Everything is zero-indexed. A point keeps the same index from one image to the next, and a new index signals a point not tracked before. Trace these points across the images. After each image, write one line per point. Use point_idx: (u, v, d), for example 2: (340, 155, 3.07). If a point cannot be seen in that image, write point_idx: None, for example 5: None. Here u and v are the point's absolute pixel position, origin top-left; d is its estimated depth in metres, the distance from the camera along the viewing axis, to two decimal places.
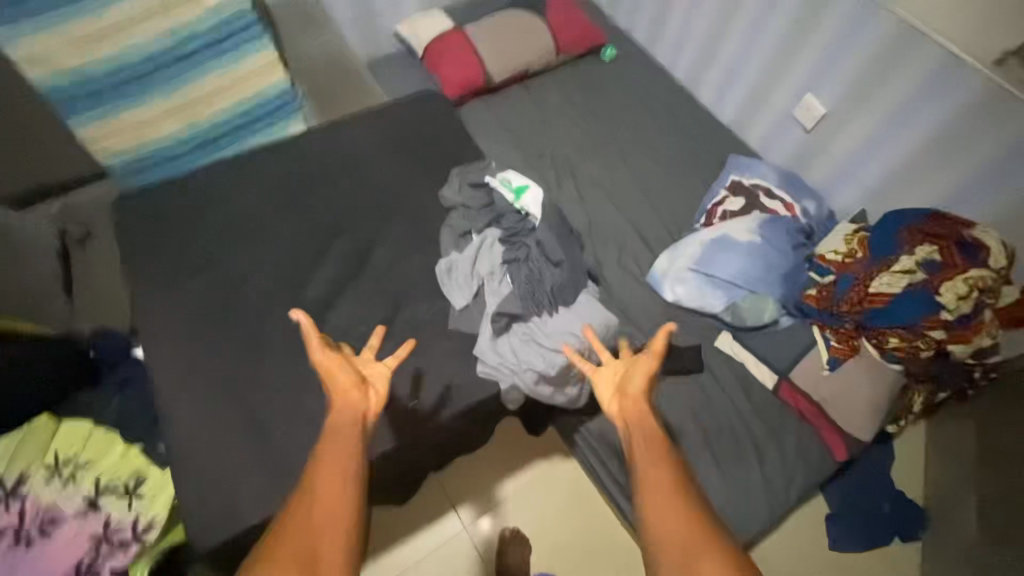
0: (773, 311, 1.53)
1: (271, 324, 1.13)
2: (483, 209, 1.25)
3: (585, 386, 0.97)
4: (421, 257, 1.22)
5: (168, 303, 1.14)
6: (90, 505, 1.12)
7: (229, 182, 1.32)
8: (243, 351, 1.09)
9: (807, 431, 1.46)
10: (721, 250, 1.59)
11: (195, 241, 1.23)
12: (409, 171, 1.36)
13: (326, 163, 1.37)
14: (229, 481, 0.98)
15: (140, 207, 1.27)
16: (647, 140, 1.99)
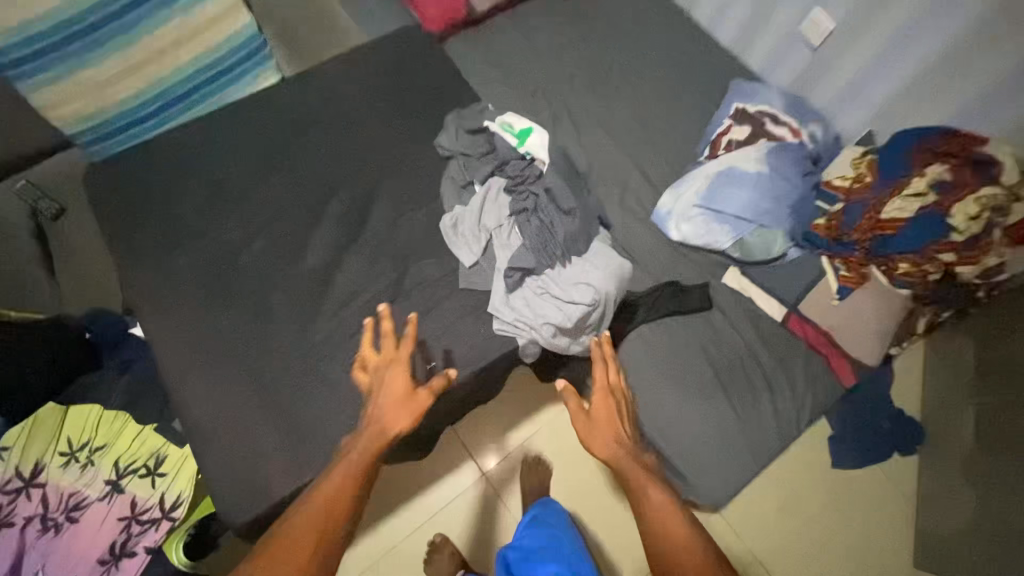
0: (782, 244, 1.50)
1: (272, 294, 1.07)
2: (484, 159, 1.18)
3: (592, 428, 1.04)
4: (422, 213, 1.16)
5: (158, 280, 1.08)
6: (112, 488, 1.11)
7: (206, 144, 1.23)
8: (247, 324, 1.05)
9: (815, 360, 1.48)
10: (727, 183, 1.54)
11: (179, 211, 1.15)
12: (401, 121, 1.27)
13: (310, 117, 1.28)
14: (251, 457, 0.96)
15: (112, 177, 1.17)
16: (644, 68, 1.88)
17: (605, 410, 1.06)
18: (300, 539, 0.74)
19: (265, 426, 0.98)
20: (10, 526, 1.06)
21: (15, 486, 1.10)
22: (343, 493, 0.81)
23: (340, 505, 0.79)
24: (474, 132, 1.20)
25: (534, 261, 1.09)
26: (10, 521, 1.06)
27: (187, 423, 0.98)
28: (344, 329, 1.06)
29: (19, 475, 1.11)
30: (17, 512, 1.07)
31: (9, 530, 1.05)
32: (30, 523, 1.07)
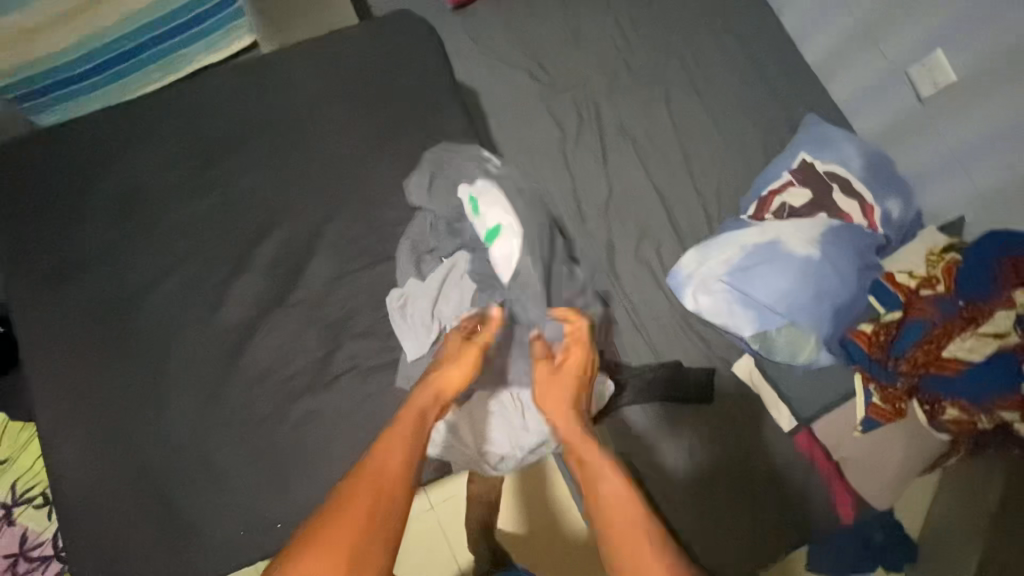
0: (812, 349, 1.25)
1: (179, 351, 0.91)
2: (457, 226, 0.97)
3: (551, 379, 0.89)
4: (376, 275, 0.96)
5: (52, 305, 0.92)
6: (5, 516, 1.03)
7: (132, 133, 1.01)
8: (141, 384, 0.89)
9: (818, 489, 1.24)
10: (765, 260, 1.27)
11: (85, 221, 0.96)
12: (368, 141, 1.02)
13: (259, 116, 1.03)
14: (120, 547, 0.84)
15: (20, 160, 0.99)
16: (702, 82, 1.54)
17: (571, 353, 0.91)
18: (348, 529, 0.63)
19: (143, 513, 0.85)
20: None
21: None
22: (395, 457, 0.69)
23: (389, 482, 0.66)
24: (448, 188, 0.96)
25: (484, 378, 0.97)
26: None
27: (61, 492, 0.86)
28: (252, 411, 0.89)
29: None
30: None
31: None
32: None
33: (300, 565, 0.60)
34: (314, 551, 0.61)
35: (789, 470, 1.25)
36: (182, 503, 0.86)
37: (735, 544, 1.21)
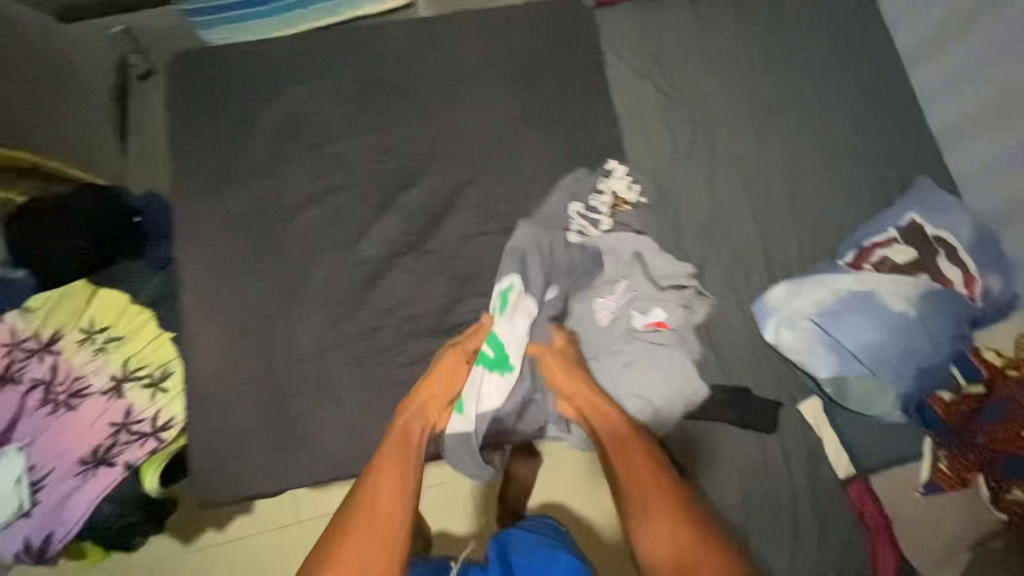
0: (889, 404, 1.26)
1: (316, 273, 0.97)
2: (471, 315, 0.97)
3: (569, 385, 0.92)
4: (505, 240, 0.99)
5: (209, 209, 0.98)
6: (114, 388, 1.10)
7: (303, 62, 1.06)
8: (278, 295, 0.96)
9: (859, 540, 1.26)
10: (857, 308, 1.29)
11: (249, 137, 1.02)
12: (517, 110, 1.06)
13: (420, 69, 1.07)
14: (236, 439, 0.92)
15: (198, 67, 1.05)
16: (821, 121, 1.55)
17: (563, 360, 0.94)
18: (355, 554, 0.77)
19: (264, 412, 0.93)
20: (16, 384, 1.09)
21: (31, 347, 1.12)
22: (390, 485, 0.84)
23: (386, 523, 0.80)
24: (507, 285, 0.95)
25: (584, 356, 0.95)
26: (19, 379, 1.10)
27: (190, 377, 0.94)
28: (372, 342, 0.96)
29: (37, 337, 1.12)
30: (26, 372, 1.11)
31: (14, 388, 1.09)
32: (34, 389, 1.09)
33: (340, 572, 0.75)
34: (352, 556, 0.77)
35: (835, 516, 1.27)
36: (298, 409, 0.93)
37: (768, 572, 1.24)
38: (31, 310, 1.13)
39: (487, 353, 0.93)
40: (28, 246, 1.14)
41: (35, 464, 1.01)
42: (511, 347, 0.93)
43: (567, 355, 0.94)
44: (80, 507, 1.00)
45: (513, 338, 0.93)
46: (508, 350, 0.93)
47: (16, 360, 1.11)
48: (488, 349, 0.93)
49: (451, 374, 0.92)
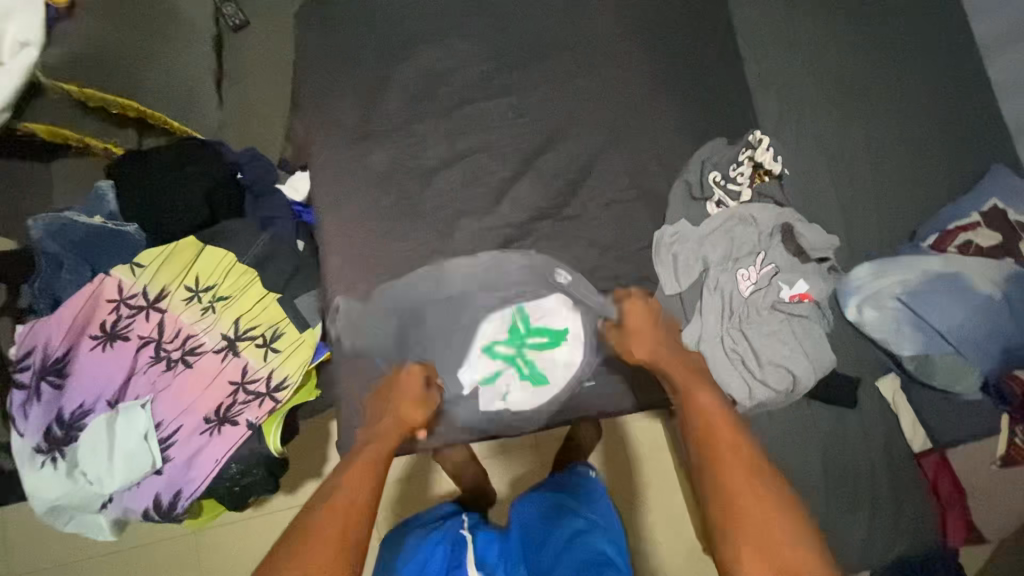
0: (970, 382, 1.31)
1: (460, 235, 0.98)
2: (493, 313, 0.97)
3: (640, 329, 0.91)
4: (641, 208, 1.00)
5: (349, 168, 0.98)
6: (228, 347, 1.08)
7: (436, 20, 1.04)
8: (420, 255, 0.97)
9: (932, 511, 1.31)
10: (944, 289, 1.34)
11: (384, 96, 1.01)
12: (657, 77, 1.05)
13: (553, 31, 1.05)
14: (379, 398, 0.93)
15: (327, 22, 1.03)
16: (907, 103, 1.56)
17: (644, 323, 0.91)
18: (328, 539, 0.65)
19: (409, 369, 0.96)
20: (125, 341, 1.05)
21: (138, 303, 1.08)
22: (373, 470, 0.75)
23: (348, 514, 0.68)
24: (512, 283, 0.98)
25: (724, 325, 0.96)
26: (126, 336, 1.06)
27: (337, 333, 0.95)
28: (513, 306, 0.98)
29: (144, 294, 1.08)
30: (133, 329, 1.07)
31: (123, 344, 1.05)
32: (145, 346, 1.06)
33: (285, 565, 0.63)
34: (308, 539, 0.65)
35: (912, 487, 1.32)
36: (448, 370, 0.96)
37: (846, 539, 1.29)
38: (137, 265, 1.08)
39: (540, 331, 0.97)
40: (133, 201, 1.09)
41: (160, 422, 1.00)
42: (554, 321, 0.98)
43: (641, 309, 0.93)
44: (207, 465, 0.99)
45: (557, 316, 0.98)
46: (555, 324, 0.98)
47: (122, 316, 1.07)
48: (539, 329, 0.97)
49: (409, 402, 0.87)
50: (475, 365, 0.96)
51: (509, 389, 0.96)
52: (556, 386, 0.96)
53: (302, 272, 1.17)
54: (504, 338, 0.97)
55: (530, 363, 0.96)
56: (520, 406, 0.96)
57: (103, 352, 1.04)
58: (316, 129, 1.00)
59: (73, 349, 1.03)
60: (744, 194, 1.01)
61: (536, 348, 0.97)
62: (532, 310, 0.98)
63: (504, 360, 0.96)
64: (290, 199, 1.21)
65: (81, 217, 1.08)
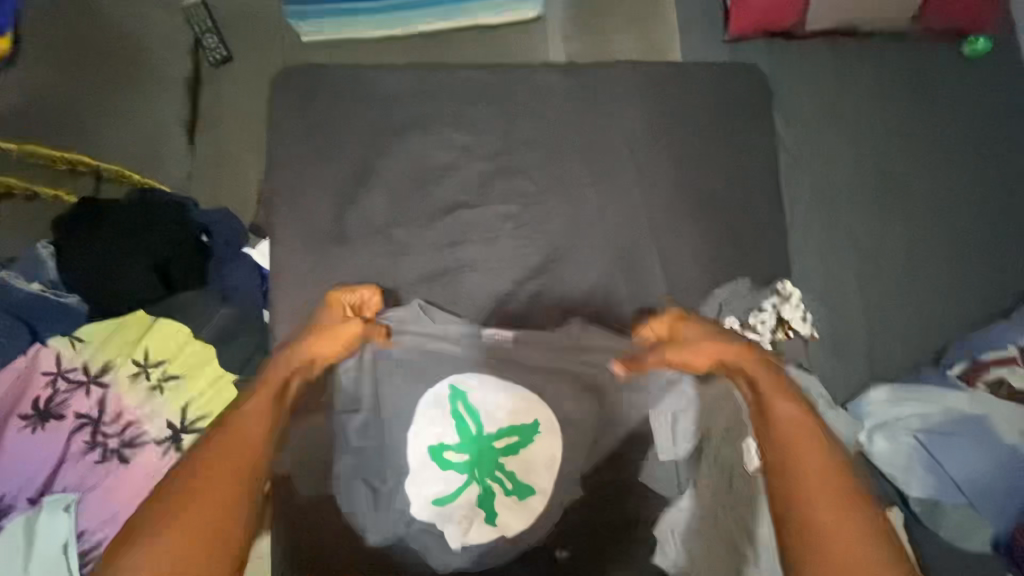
0: (983, 543, 1.18)
1: (437, 362, 0.87)
2: (438, 420, 0.85)
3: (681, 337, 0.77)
4: None
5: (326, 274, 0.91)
6: (172, 437, 0.97)
7: (441, 116, 0.97)
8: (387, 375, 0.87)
9: None
10: (968, 433, 1.21)
11: (372, 197, 0.93)
12: (674, 200, 0.96)
13: (563, 139, 0.97)
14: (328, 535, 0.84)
15: (319, 108, 0.96)
16: (958, 207, 1.41)
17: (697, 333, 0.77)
18: (210, 499, 0.56)
19: (363, 501, 0.85)
20: (59, 420, 0.96)
21: (78, 377, 0.98)
22: (257, 438, 0.62)
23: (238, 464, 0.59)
24: (439, 380, 0.86)
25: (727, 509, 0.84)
26: (62, 413, 0.96)
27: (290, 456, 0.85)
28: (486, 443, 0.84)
29: (85, 369, 0.98)
30: (70, 406, 0.97)
31: (58, 424, 0.96)
32: (81, 428, 0.96)
33: (153, 533, 0.54)
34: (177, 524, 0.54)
35: None
36: (407, 485, 0.84)
37: None
38: (79, 339, 0.98)
39: (504, 434, 0.85)
40: (77, 266, 0.97)
41: (83, 529, 0.91)
42: (515, 416, 0.85)
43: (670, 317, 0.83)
44: None
45: (515, 410, 0.85)
46: (518, 419, 0.85)
47: (59, 391, 0.97)
48: (503, 430, 0.85)
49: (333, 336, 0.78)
50: (438, 493, 0.84)
51: (495, 509, 0.84)
52: (541, 492, 0.84)
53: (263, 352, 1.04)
54: (460, 452, 0.84)
55: (509, 473, 0.84)
56: (513, 523, 0.84)
57: (34, 434, 0.95)
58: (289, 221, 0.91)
59: (0, 431, 0.94)
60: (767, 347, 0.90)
61: (508, 452, 0.84)
62: (478, 407, 0.85)
63: (469, 477, 0.84)
64: (258, 265, 1.06)
65: (20, 282, 0.98)
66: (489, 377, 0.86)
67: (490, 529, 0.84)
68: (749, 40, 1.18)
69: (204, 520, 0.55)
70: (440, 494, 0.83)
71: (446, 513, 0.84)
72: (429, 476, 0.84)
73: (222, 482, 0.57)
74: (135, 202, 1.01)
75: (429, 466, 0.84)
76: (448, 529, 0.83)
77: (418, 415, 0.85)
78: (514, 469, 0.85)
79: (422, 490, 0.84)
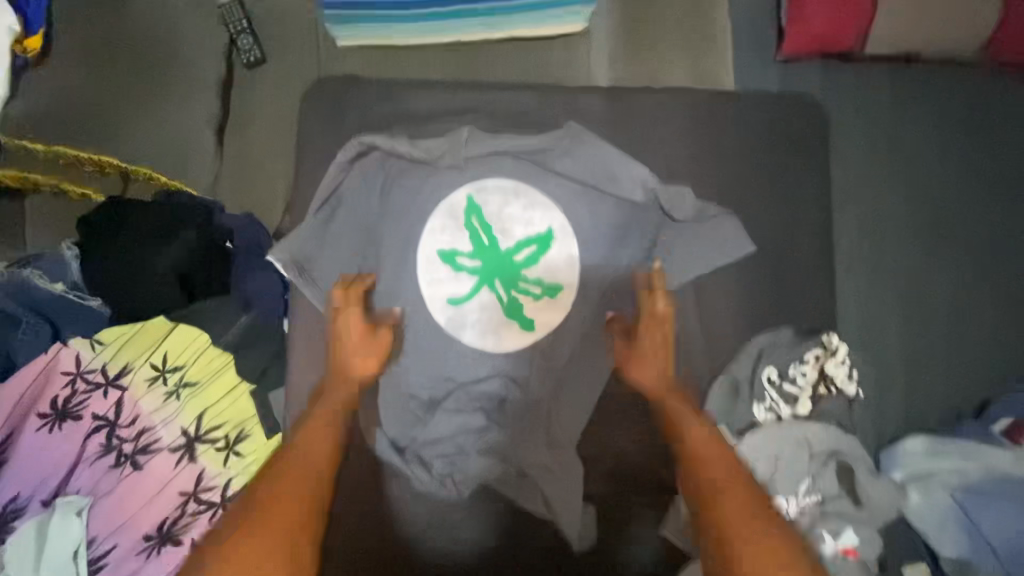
0: None
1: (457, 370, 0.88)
2: (451, 228, 0.89)
3: (632, 341, 0.79)
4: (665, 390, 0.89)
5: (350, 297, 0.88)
6: (186, 446, 0.97)
7: None
8: (406, 399, 0.88)
9: None
10: (1015, 496, 1.13)
11: (402, 218, 0.89)
12: (737, 241, 0.86)
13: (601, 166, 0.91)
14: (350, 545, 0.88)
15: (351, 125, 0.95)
16: (1010, 251, 1.32)
17: (661, 350, 0.77)
18: (291, 489, 0.61)
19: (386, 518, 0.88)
20: (76, 420, 0.96)
21: (96, 379, 0.98)
22: (331, 423, 0.71)
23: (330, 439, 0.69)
24: (455, 190, 0.89)
25: None
26: (79, 414, 0.96)
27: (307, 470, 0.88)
28: (500, 480, 0.88)
29: (103, 370, 0.98)
30: (87, 407, 0.97)
31: (74, 424, 0.96)
32: (96, 431, 0.96)
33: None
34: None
35: None
36: (424, 294, 0.88)
37: None
38: (97, 341, 0.98)
39: (523, 245, 0.89)
40: (97, 269, 0.96)
41: (94, 537, 0.89)
42: (532, 228, 0.89)
43: (655, 298, 0.80)
44: None
45: (531, 222, 0.89)
46: (534, 229, 0.89)
47: (77, 392, 0.97)
48: (520, 244, 0.89)
49: (359, 345, 0.80)
50: (455, 294, 0.88)
51: (527, 316, 0.88)
52: (569, 289, 0.89)
53: (280, 362, 1.06)
54: (473, 259, 0.89)
55: (533, 281, 0.89)
56: (548, 327, 0.88)
57: (52, 434, 0.94)
58: (323, 254, 0.87)
59: (15, 431, 0.93)
60: (801, 403, 0.83)
61: (527, 263, 0.89)
62: (493, 217, 0.89)
63: (488, 283, 0.89)
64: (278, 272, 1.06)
65: (43, 280, 0.97)
66: (501, 193, 0.89)
67: (527, 333, 0.88)
68: (801, 62, 1.16)
69: (298, 522, 0.58)
70: (457, 291, 0.88)
71: (461, 314, 0.88)
72: (444, 277, 0.88)
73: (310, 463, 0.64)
74: (159, 204, 1.00)
75: (439, 266, 0.88)
76: (465, 332, 0.88)
77: (431, 216, 0.88)
78: (538, 277, 0.89)
79: (436, 291, 0.88)
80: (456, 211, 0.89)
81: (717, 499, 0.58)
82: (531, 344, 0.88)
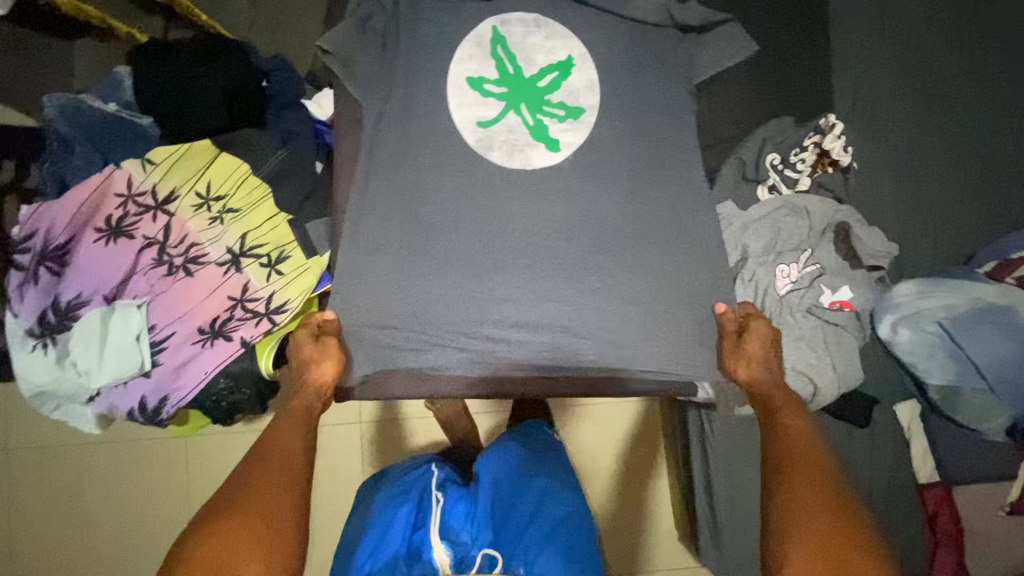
0: (997, 425, 1.19)
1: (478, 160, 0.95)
2: (478, 56, 0.96)
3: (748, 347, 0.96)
4: (665, 177, 0.98)
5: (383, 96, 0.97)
6: (232, 261, 1.03)
7: None
8: (429, 185, 0.95)
9: (919, 538, 1.23)
10: (995, 321, 1.18)
11: (428, 25, 0.97)
12: (739, 42, 1.02)
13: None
14: (382, 322, 0.96)
15: None
16: None
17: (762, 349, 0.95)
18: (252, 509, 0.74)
19: (405, 301, 0.95)
20: (129, 239, 1.01)
21: (146, 202, 1.02)
22: (288, 450, 0.84)
23: (288, 461, 0.82)
24: (481, 22, 0.97)
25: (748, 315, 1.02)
26: (131, 233, 1.01)
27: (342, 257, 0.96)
28: (517, 252, 0.95)
29: (153, 194, 1.03)
30: (138, 228, 1.02)
31: (127, 242, 1.01)
32: (148, 247, 1.01)
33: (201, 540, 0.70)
34: (237, 522, 0.72)
35: (905, 519, 1.24)
36: (456, 113, 0.95)
37: None
38: (149, 162, 1.03)
39: (545, 72, 0.96)
40: (148, 92, 1.04)
41: (154, 325, 0.99)
42: (553, 56, 0.97)
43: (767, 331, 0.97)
44: (196, 377, 1.00)
45: (552, 51, 0.97)
46: (555, 57, 0.97)
47: (129, 214, 1.02)
48: (544, 71, 0.97)
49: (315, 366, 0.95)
50: (484, 117, 0.96)
51: (552, 137, 0.96)
52: (590, 112, 0.97)
53: (316, 196, 1.08)
54: (499, 86, 0.96)
55: (557, 104, 0.96)
56: (571, 146, 0.96)
57: (107, 246, 1.00)
58: (362, 51, 0.97)
59: (75, 238, 1.00)
60: (801, 182, 1.04)
61: (551, 87, 0.96)
62: (516, 47, 0.97)
63: (514, 108, 0.96)
64: (313, 116, 1.11)
65: (95, 102, 1.04)
66: (524, 28, 0.97)
67: (554, 153, 0.96)
68: None
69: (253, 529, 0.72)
70: (485, 114, 0.95)
71: (489, 136, 0.95)
72: (472, 102, 0.96)
73: (274, 484, 0.78)
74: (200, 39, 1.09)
75: (467, 92, 0.96)
76: (494, 153, 0.95)
77: (459, 46, 0.96)
78: (561, 101, 0.97)
79: (466, 115, 0.95)
80: (481, 40, 0.96)
81: (803, 495, 0.75)
82: (556, 161, 0.96)
